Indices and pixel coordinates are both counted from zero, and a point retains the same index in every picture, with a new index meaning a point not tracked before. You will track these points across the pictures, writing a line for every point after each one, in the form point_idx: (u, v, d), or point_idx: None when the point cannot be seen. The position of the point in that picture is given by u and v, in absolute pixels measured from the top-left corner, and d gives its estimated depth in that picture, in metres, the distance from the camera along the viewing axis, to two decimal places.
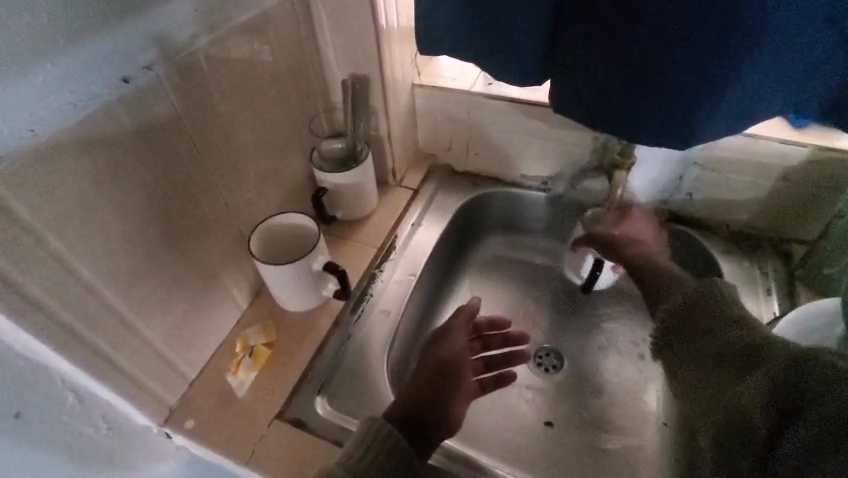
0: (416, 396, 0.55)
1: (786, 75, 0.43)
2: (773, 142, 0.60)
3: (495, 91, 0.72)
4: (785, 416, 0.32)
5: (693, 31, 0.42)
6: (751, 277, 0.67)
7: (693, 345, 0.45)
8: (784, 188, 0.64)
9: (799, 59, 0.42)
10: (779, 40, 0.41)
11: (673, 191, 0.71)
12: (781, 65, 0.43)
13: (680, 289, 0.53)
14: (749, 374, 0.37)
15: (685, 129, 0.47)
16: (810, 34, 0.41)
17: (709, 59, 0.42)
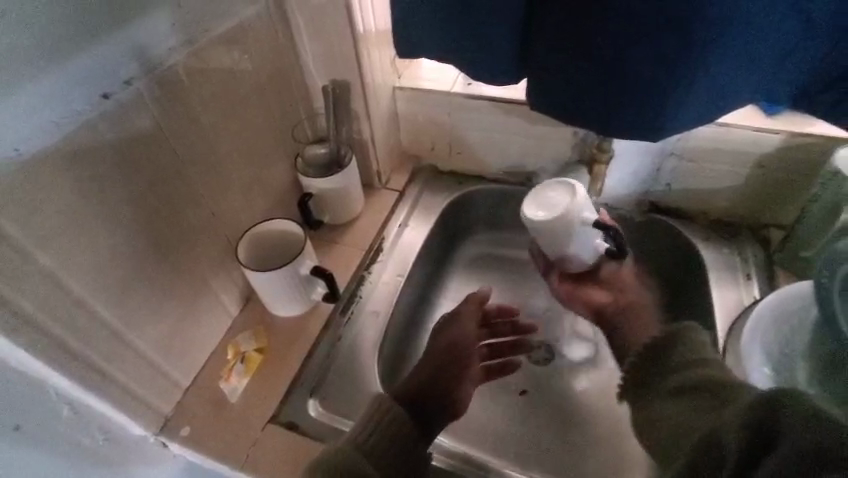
0: (423, 383, 0.56)
1: (754, 67, 0.45)
2: (746, 130, 0.61)
3: (477, 91, 0.73)
4: (760, 443, 0.29)
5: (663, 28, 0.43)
6: (732, 262, 0.68)
7: (672, 385, 0.45)
8: (759, 174, 0.65)
9: (767, 49, 0.44)
10: (746, 32, 0.42)
11: (652, 183, 0.72)
12: (751, 57, 0.44)
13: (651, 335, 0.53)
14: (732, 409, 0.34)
15: (655, 122, 0.48)
16: (777, 23, 0.42)
17: (677, 51, 0.43)
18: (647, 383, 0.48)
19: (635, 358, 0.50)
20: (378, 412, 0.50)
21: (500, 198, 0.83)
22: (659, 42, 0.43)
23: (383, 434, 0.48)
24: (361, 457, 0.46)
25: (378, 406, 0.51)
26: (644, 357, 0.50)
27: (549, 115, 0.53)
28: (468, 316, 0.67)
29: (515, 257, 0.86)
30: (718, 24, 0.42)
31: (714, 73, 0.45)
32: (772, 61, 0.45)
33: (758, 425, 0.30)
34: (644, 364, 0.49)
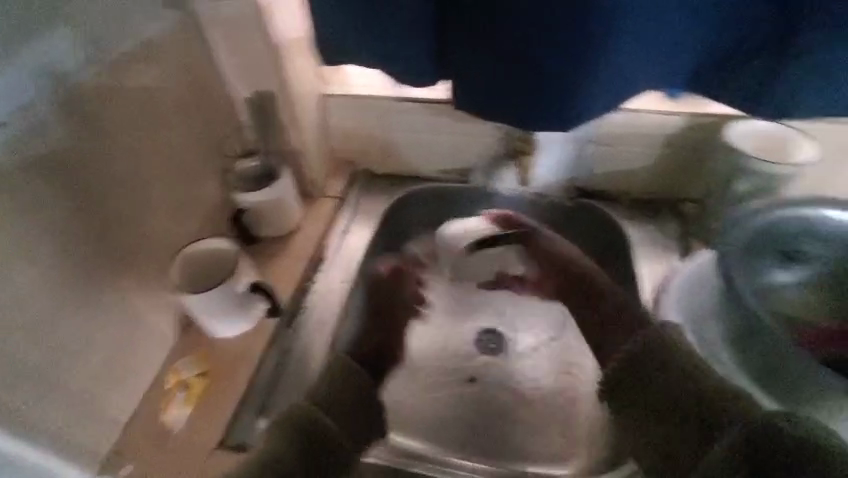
0: (375, 343, 0.67)
1: (650, 55, 0.49)
2: (650, 114, 0.67)
3: (403, 94, 0.74)
4: None
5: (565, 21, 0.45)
6: (654, 236, 0.73)
7: (653, 398, 0.50)
8: (669, 154, 0.70)
9: (658, 38, 0.48)
10: (639, 23, 0.46)
11: (577, 170, 0.75)
12: (646, 47, 0.48)
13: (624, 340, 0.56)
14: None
15: (566, 113, 0.51)
16: (664, 14, 0.46)
17: (581, 43, 0.46)
18: (624, 390, 0.52)
19: (615, 366, 0.53)
20: (329, 374, 0.54)
21: (436, 196, 0.79)
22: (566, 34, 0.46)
23: (339, 392, 0.53)
24: (319, 413, 0.51)
25: (329, 369, 0.55)
26: (624, 368, 0.53)
27: (470, 112, 0.55)
28: (411, 275, 0.74)
29: None
30: (616, 16, 0.45)
31: (615, 64, 0.48)
32: (664, 49, 0.49)
33: None
34: (621, 374, 0.53)
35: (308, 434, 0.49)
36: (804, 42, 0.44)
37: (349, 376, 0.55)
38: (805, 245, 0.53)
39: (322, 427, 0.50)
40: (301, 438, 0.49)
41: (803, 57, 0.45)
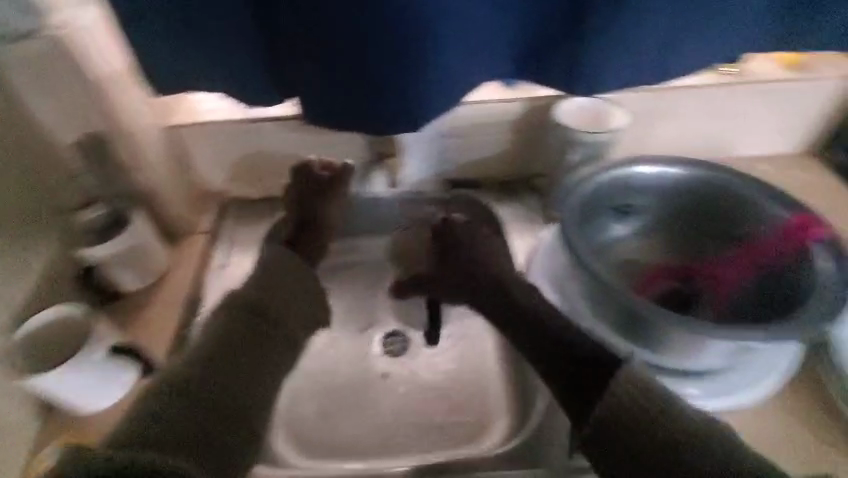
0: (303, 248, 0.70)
1: (473, 50, 0.53)
2: (491, 103, 0.72)
3: (256, 114, 0.72)
4: None
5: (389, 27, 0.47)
6: (522, 214, 0.79)
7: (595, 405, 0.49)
8: (519, 137, 0.77)
9: (476, 34, 0.52)
10: (456, 21, 0.49)
11: (443, 165, 0.79)
12: (468, 43, 0.52)
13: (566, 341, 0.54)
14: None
15: (414, 115, 0.53)
16: (476, 12, 0.50)
17: (411, 47, 0.49)
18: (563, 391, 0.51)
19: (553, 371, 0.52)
20: (264, 263, 0.59)
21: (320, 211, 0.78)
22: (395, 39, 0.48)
23: (279, 283, 0.57)
24: (256, 298, 0.54)
25: (265, 263, 0.58)
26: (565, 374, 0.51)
27: (326, 125, 0.55)
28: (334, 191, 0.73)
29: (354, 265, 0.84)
30: (438, 18, 0.48)
31: (447, 64, 0.51)
32: (484, 43, 0.53)
33: None
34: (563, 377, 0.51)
35: (251, 319, 0.53)
36: (594, 25, 0.52)
37: (288, 271, 0.58)
38: (630, 198, 0.59)
39: (264, 309, 0.54)
40: (243, 328, 0.52)
41: (597, 38, 0.53)
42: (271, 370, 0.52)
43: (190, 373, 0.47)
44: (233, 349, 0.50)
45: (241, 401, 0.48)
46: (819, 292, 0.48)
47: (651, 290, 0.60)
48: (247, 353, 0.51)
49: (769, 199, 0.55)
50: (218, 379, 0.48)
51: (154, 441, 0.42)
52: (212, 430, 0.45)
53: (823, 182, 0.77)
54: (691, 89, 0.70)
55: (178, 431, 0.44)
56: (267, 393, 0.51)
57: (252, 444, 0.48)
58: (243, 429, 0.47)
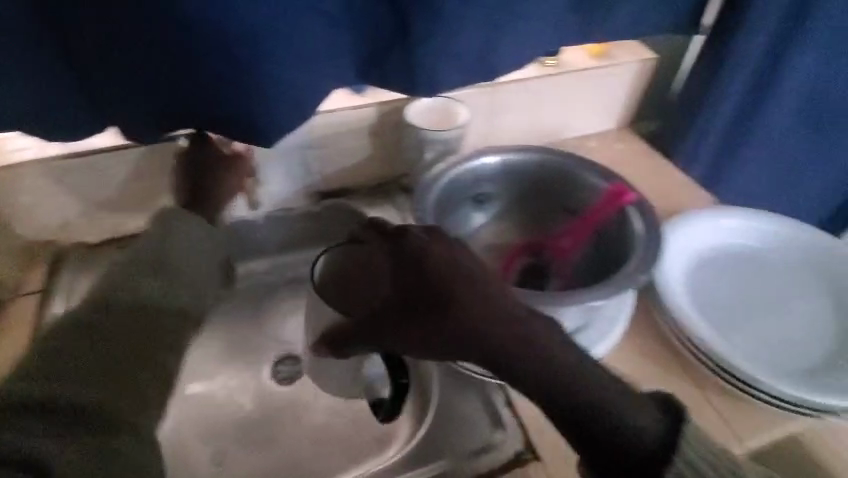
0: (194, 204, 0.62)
1: (298, 59, 0.53)
2: (347, 110, 0.72)
3: (79, 147, 0.64)
4: None
5: (203, 47, 0.49)
6: (392, 212, 0.80)
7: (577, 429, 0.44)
8: (377, 139, 0.77)
9: (298, 43, 0.52)
10: (274, 32, 0.50)
11: (308, 176, 0.78)
12: (291, 53, 0.52)
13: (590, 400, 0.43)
14: None
15: (260, 131, 0.55)
16: (293, 21, 0.51)
17: (245, 65, 0.50)
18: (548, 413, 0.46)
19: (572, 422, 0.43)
20: (163, 217, 0.53)
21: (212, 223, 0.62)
22: (225, 56, 0.49)
23: (181, 234, 0.52)
24: (153, 249, 0.50)
25: (164, 211, 0.54)
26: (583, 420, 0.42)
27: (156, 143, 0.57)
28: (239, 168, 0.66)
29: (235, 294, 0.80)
30: (251, 31, 0.49)
31: (277, 75, 0.52)
32: (306, 51, 0.53)
33: None
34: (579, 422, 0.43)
35: (153, 271, 0.49)
36: (419, 30, 0.56)
37: (191, 223, 0.53)
38: (481, 188, 0.63)
39: (164, 260, 0.50)
40: (140, 276, 0.48)
41: (418, 42, 0.57)
42: (176, 335, 0.48)
43: (88, 316, 0.45)
44: (133, 293, 0.47)
45: (148, 342, 0.46)
46: (633, 248, 0.55)
47: (512, 271, 0.64)
48: (148, 301, 0.47)
49: (589, 171, 0.62)
50: (120, 321, 0.46)
51: (56, 381, 0.41)
52: (118, 368, 0.44)
53: (639, 151, 0.91)
54: (521, 83, 0.78)
55: (80, 370, 0.42)
56: (177, 334, 0.48)
57: (167, 380, 0.46)
58: (152, 368, 0.45)
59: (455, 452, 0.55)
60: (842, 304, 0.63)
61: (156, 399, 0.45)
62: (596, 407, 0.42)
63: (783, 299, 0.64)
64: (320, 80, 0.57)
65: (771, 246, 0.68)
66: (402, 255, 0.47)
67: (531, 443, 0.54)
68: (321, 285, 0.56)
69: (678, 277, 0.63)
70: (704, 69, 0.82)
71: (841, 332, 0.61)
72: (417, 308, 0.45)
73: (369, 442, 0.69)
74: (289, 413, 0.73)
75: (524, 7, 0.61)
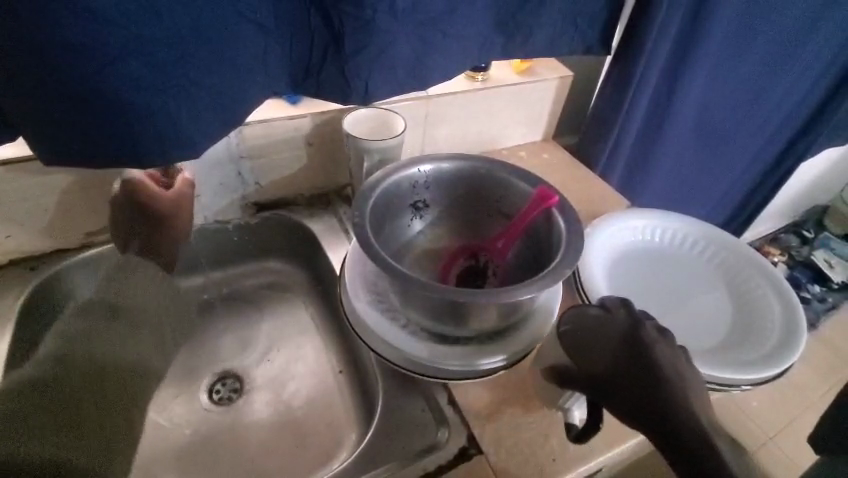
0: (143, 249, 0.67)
1: (221, 65, 0.53)
2: (283, 118, 0.71)
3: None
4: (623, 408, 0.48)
5: (117, 53, 0.46)
6: (331, 222, 0.81)
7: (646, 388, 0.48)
8: (314, 151, 0.78)
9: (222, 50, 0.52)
10: (199, 39, 0.50)
11: (243, 187, 0.77)
12: (214, 60, 0.52)
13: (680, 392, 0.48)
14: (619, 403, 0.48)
15: (177, 130, 0.53)
16: (218, 27, 0.51)
17: (165, 66, 0.49)
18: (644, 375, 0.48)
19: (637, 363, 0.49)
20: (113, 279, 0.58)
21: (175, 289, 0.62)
22: (145, 57, 0.47)
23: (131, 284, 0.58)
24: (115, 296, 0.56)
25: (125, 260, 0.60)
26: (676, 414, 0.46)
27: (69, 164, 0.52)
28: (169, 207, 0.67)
29: None
30: (171, 37, 0.48)
31: (201, 80, 0.52)
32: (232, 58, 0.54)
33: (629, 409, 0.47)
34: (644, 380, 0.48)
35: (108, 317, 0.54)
36: (350, 41, 0.58)
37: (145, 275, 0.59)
38: (419, 195, 0.66)
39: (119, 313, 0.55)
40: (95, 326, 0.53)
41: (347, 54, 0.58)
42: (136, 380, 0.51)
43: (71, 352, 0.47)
44: (91, 336, 0.52)
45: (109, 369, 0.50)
46: (554, 247, 0.59)
47: (452, 273, 0.69)
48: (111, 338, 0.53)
49: (518, 179, 0.65)
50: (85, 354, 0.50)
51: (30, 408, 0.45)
52: (73, 413, 0.46)
53: (564, 161, 0.98)
54: (453, 95, 0.82)
55: (35, 418, 0.44)
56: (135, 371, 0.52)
57: (122, 420, 0.48)
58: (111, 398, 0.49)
59: (402, 454, 0.55)
60: (740, 292, 0.71)
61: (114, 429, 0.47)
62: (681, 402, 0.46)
63: (698, 291, 0.71)
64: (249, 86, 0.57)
65: (679, 245, 0.76)
66: (641, 347, 0.49)
67: (475, 437, 0.56)
68: (565, 334, 0.51)
69: (600, 273, 0.68)
70: (613, 86, 0.91)
71: (741, 318, 0.68)
72: (643, 385, 0.47)
73: (314, 454, 0.68)
74: (230, 427, 0.70)
75: (451, 23, 0.64)
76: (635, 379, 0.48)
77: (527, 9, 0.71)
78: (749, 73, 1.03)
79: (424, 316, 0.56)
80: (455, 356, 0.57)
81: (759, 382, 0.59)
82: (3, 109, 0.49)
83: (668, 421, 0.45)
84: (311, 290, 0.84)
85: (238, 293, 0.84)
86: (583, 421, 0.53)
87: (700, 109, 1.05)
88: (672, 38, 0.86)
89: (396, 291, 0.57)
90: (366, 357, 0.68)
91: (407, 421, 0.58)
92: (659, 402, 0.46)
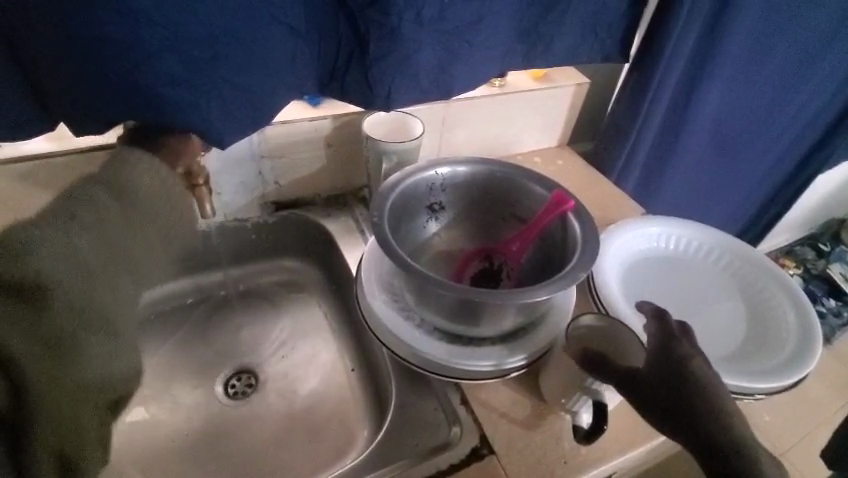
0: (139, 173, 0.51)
1: (250, 69, 0.54)
2: (304, 120, 0.73)
3: (10, 153, 0.62)
4: (654, 406, 0.46)
5: (152, 52, 0.47)
6: (346, 223, 0.82)
7: (681, 389, 0.46)
8: (333, 152, 0.79)
9: (253, 54, 0.54)
10: (231, 43, 0.52)
11: (262, 187, 0.78)
12: (245, 65, 0.54)
13: (725, 401, 0.45)
14: (648, 399, 0.46)
15: (203, 132, 0.54)
16: (249, 31, 0.53)
17: (196, 66, 0.50)
18: (680, 379, 0.46)
19: (671, 366, 0.47)
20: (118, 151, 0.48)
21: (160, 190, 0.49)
22: (179, 56, 0.49)
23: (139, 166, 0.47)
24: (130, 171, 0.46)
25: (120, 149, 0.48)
26: (720, 422, 0.44)
27: None
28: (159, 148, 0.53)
29: (185, 302, 0.81)
30: (203, 40, 0.50)
31: (230, 82, 0.53)
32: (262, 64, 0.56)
33: (660, 408, 0.46)
34: (678, 382, 0.46)
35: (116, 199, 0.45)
36: (375, 47, 0.59)
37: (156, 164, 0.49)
38: (436, 197, 0.67)
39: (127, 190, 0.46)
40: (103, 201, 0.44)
41: (374, 58, 0.60)
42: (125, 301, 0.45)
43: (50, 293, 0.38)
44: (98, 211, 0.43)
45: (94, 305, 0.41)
46: (568, 251, 0.59)
47: (465, 275, 0.69)
48: (119, 238, 0.44)
49: (535, 183, 0.65)
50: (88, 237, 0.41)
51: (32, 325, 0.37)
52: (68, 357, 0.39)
53: (578, 168, 0.98)
54: (470, 100, 0.83)
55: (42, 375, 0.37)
56: (106, 316, 0.42)
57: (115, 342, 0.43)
58: (88, 343, 0.40)
59: (412, 452, 0.55)
60: (754, 300, 0.70)
61: (100, 387, 0.41)
62: (721, 409, 0.44)
63: (712, 300, 0.71)
64: (276, 88, 0.59)
65: (693, 252, 0.76)
66: (668, 352, 0.48)
67: (487, 438, 0.56)
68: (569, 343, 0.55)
69: (613, 279, 0.68)
70: (630, 94, 0.91)
71: (755, 327, 0.67)
72: (672, 387, 0.46)
73: (325, 451, 0.68)
74: (245, 421, 0.72)
75: (475, 32, 0.65)
76: (667, 380, 0.47)
77: (548, 18, 0.72)
78: (767, 85, 1.03)
79: (438, 314, 0.57)
80: (467, 356, 0.58)
81: (774, 391, 0.59)
82: (42, 107, 0.52)
83: (700, 428, 0.44)
84: (326, 289, 0.85)
85: (253, 290, 0.85)
86: (591, 419, 0.52)
87: (717, 119, 1.05)
88: (691, 48, 0.86)
89: (411, 290, 0.57)
90: (379, 356, 0.69)
91: (420, 420, 0.58)
92: (692, 408, 0.45)
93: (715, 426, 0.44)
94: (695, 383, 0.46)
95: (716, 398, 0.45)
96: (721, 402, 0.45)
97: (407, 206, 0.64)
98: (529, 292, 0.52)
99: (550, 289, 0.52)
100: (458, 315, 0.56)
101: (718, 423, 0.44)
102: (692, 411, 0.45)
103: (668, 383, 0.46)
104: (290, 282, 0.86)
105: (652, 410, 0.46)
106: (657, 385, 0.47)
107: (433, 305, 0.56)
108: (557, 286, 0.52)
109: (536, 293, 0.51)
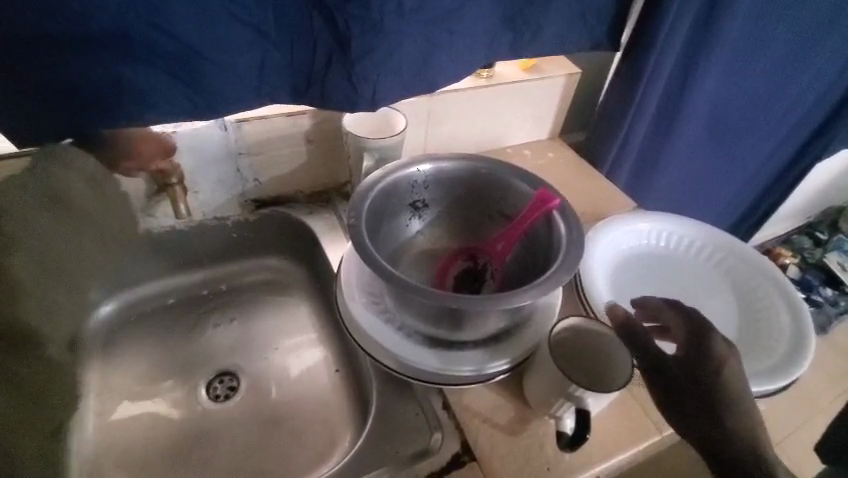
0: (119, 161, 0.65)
1: None
2: (284, 116, 0.70)
3: None
4: (677, 401, 0.50)
5: None
6: (330, 221, 0.80)
7: (705, 390, 0.50)
8: (314, 148, 0.76)
9: None
10: None
11: (241, 184, 0.76)
12: None
13: (746, 408, 0.49)
14: (673, 395, 0.50)
15: None
16: None
17: None
18: (707, 383, 0.50)
19: (700, 366, 0.51)
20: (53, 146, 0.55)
21: None
22: None
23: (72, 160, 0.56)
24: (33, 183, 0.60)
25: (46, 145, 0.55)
26: (735, 426, 0.48)
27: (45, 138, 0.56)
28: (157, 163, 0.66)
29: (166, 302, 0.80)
30: None
31: None
32: None
33: (682, 403, 0.50)
34: (704, 384, 0.50)
35: None
36: (360, 45, 0.57)
37: None
38: (418, 195, 0.65)
39: None
40: None
41: (360, 57, 0.58)
42: None
43: None
44: None
45: None
46: (553, 250, 0.57)
47: (449, 275, 0.67)
48: None
49: (519, 179, 0.63)
50: None
51: None
52: None
53: (569, 160, 0.96)
54: (455, 93, 0.80)
55: None
56: None
57: None
58: None
59: (394, 459, 0.54)
60: (747, 302, 0.69)
61: None
62: (742, 418, 0.48)
63: (704, 298, 0.69)
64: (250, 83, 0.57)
65: (685, 249, 0.74)
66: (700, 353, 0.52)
67: (469, 444, 0.55)
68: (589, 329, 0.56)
69: (601, 278, 0.66)
70: (623, 85, 0.88)
71: (747, 326, 0.66)
72: (697, 387, 0.50)
73: (307, 453, 0.67)
74: (226, 425, 0.70)
75: (456, 21, 0.63)
76: (694, 382, 0.50)
77: (534, 3, 0.69)
78: (764, 74, 1.00)
79: (419, 319, 0.55)
80: (449, 361, 0.56)
81: (764, 394, 0.58)
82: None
83: (715, 428, 0.48)
84: (308, 287, 0.83)
85: (234, 289, 0.83)
86: (575, 425, 0.50)
87: (712, 110, 1.02)
88: (683, 38, 0.84)
89: (391, 294, 0.56)
90: (362, 360, 0.68)
91: (402, 424, 0.57)
92: (714, 410, 0.49)
93: (729, 427, 0.48)
94: (721, 388, 0.50)
95: (734, 404, 0.49)
96: (741, 407, 0.49)
97: (388, 203, 0.62)
98: (510, 297, 0.50)
99: (532, 293, 0.50)
100: (440, 320, 0.54)
101: (733, 427, 0.48)
102: (713, 411, 0.49)
103: (694, 385, 0.50)
104: (273, 280, 0.85)
105: (673, 406, 0.50)
106: (678, 376, 0.51)
107: (414, 309, 0.55)
108: (538, 289, 0.50)
109: (517, 298, 0.50)
